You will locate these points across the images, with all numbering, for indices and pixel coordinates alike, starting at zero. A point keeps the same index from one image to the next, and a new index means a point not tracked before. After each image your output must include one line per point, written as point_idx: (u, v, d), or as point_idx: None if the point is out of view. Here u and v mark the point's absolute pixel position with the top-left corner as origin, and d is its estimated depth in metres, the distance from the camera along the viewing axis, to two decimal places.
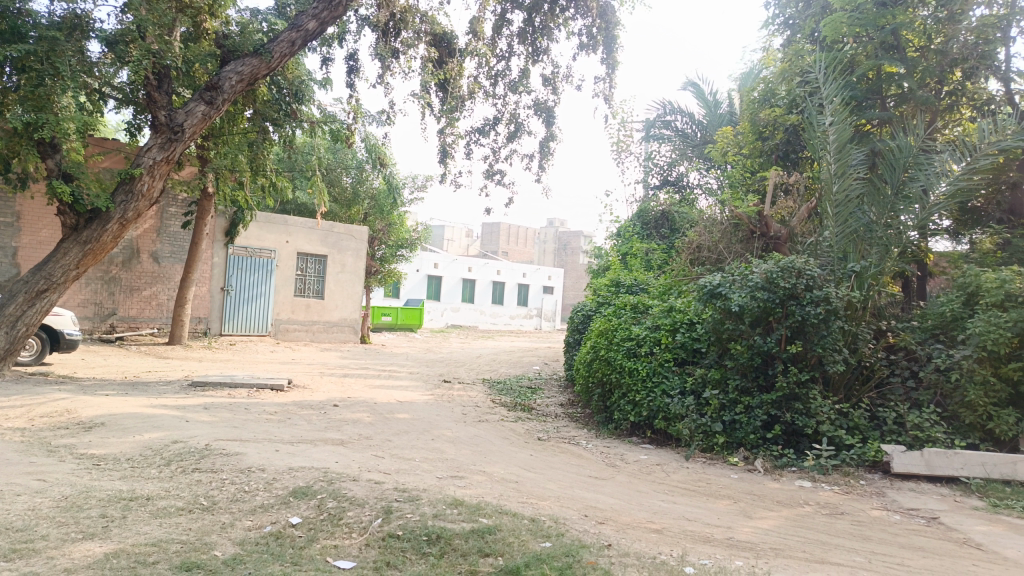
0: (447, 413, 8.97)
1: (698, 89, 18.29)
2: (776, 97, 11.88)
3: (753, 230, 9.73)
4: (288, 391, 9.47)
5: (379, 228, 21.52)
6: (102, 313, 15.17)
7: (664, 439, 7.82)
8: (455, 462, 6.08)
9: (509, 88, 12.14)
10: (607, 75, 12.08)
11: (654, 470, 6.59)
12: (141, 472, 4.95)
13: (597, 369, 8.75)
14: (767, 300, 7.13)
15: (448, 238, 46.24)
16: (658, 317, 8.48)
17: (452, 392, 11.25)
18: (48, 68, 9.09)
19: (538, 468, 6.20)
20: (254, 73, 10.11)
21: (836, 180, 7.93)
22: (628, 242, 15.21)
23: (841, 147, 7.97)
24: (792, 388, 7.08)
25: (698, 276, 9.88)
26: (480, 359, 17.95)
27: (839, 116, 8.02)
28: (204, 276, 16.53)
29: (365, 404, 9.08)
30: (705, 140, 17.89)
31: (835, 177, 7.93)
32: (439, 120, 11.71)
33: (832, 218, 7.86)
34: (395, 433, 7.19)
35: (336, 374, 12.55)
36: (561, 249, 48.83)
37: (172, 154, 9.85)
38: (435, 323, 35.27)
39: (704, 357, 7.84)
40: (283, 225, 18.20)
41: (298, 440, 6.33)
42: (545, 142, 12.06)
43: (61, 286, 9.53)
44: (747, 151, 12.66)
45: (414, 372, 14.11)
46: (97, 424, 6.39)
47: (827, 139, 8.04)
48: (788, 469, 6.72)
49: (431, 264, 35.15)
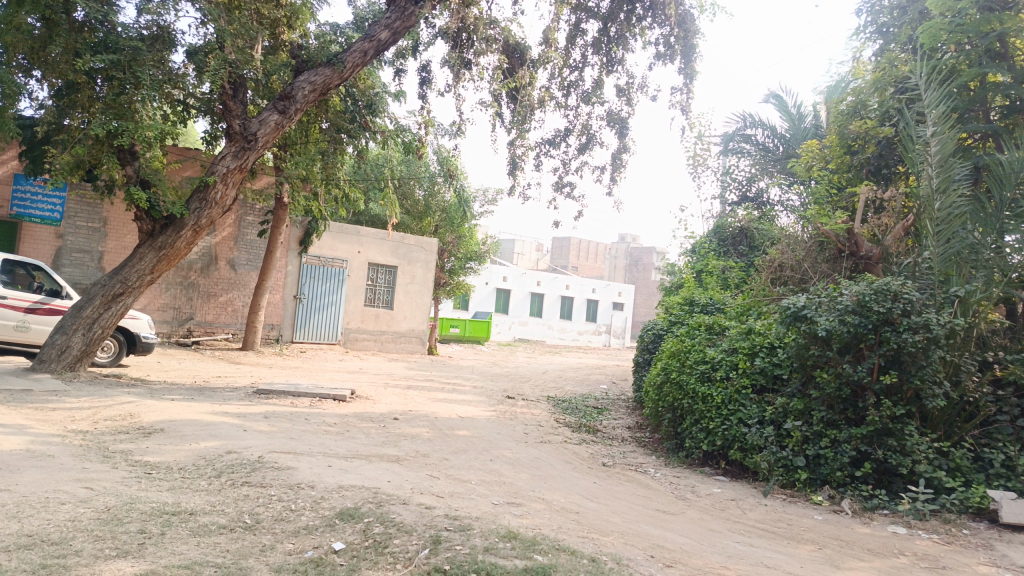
0: (509, 431, 8.66)
1: (782, 102, 17.51)
2: (867, 109, 11.13)
3: (842, 249, 8.96)
4: (350, 402, 9.36)
5: (449, 241, 21.51)
6: (179, 317, 15.57)
7: (740, 472, 7.29)
8: (513, 486, 5.76)
9: (581, 99, 11.84)
10: (684, 86, 11.63)
11: (727, 506, 6.09)
12: (190, 484, 4.82)
13: (668, 393, 8.29)
14: (858, 325, 6.56)
15: (518, 252, 46.19)
16: (735, 340, 7.97)
17: (515, 409, 10.94)
18: (129, 77, 9.42)
19: (602, 498, 5.80)
20: (326, 83, 10.15)
21: (938, 196, 7.23)
22: (704, 259, 14.60)
23: (944, 160, 7.27)
24: (885, 423, 6.44)
25: (780, 297, 9.30)
26: (546, 375, 17.59)
27: (942, 126, 7.32)
28: (277, 283, 16.80)
29: (426, 418, 8.87)
30: (787, 155, 17.11)
31: (937, 193, 7.23)
32: (509, 131, 11.52)
33: (933, 237, 7.14)
34: (453, 452, 6.92)
35: (401, 386, 12.43)
36: (632, 265, 48.07)
37: (246, 163, 9.95)
38: (503, 336, 35.13)
39: (786, 384, 7.29)
40: (355, 235, 18.36)
41: (353, 455, 6.14)
42: (618, 155, 11.67)
43: (136, 290, 9.73)
44: (834, 166, 11.92)
45: (478, 386, 13.87)
46: (157, 430, 6.36)
47: (928, 150, 7.37)
48: (879, 512, 6.09)
49: (501, 277, 35.03)
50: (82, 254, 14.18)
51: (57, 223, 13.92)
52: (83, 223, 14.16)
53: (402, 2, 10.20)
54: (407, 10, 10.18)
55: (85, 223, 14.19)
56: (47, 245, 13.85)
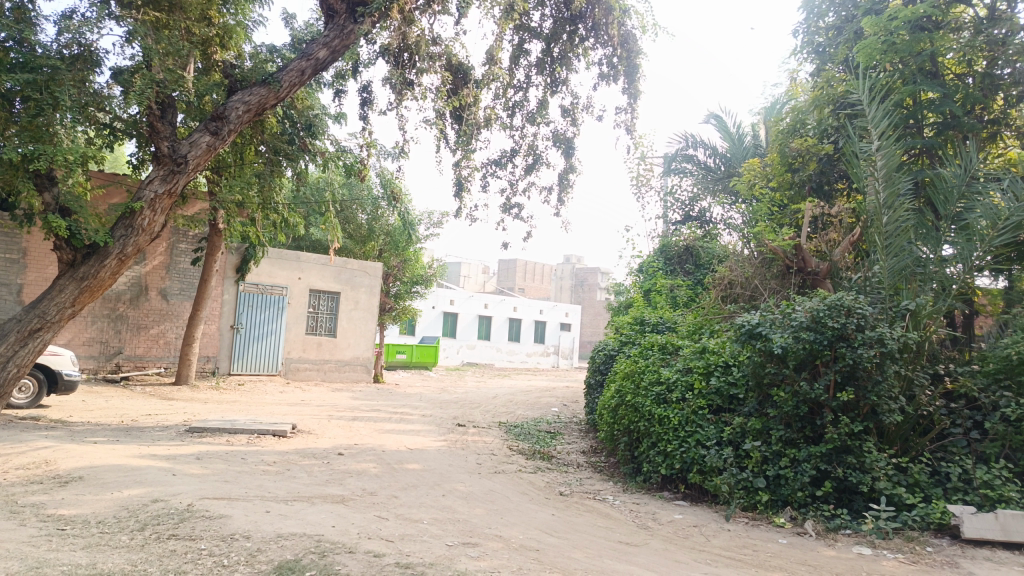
0: (460, 462, 8.30)
1: (722, 122, 17.82)
2: (807, 127, 11.28)
3: (790, 265, 8.94)
4: (291, 437, 8.85)
5: (394, 265, 21.06)
6: (107, 351, 14.69)
7: (699, 495, 7.11)
8: (468, 524, 5.42)
9: (526, 120, 11.71)
10: (628, 105, 11.62)
11: (691, 534, 5.88)
12: (108, 540, 4.32)
13: (623, 416, 8.11)
14: (813, 342, 6.48)
15: (465, 275, 45.89)
16: (689, 359, 7.85)
17: (466, 437, 10.57)
18: (46, 97, 8.77)
19: (562, 532, 5.51)
20: (262, 103, 9.73)
21: (885, 211, 7.23)
22: (651, 278, 14.57)
23: (890, 175, 7.27)
24: (844, 440, 6.36)
25: (731, 315, 9.26)
26: (496, 399, 17.24)
27: (887, 140, 7.34)
28: (214, 313, 16.07)
29: (372, 451, 8.43)
30: (728, 173, 17.36)
31: (884, 208, 7.23)
32: (454, 152, 11.28)
33: (883, 251, 7.13)
34: (402, 488, 6.53)
35: (346, 417, 11.93)
36: (578, 286, 48.33)
37: (175, 187, 9.40)
38: (450, 361, 34.63)
39: (742, 404, 7.18)
40: (295, 261, 17.77)
41: (294, 497, 5.71)
42: (564, 174, 11.56)
43: (56, 325, 9.04)
44: (776, 183, 12.05)
45: (427, 414, 13.43)
46: (75, 478, 5.80)
47: (874, 164, 7.38)
48: (842, 532, 5.97)
49: (447, 300, 34.61)
50: None
51: None
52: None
53: (340, 19, 9.94)
54: (346, 28, 9.92)
55: (2, 254, 13.29)
56: None
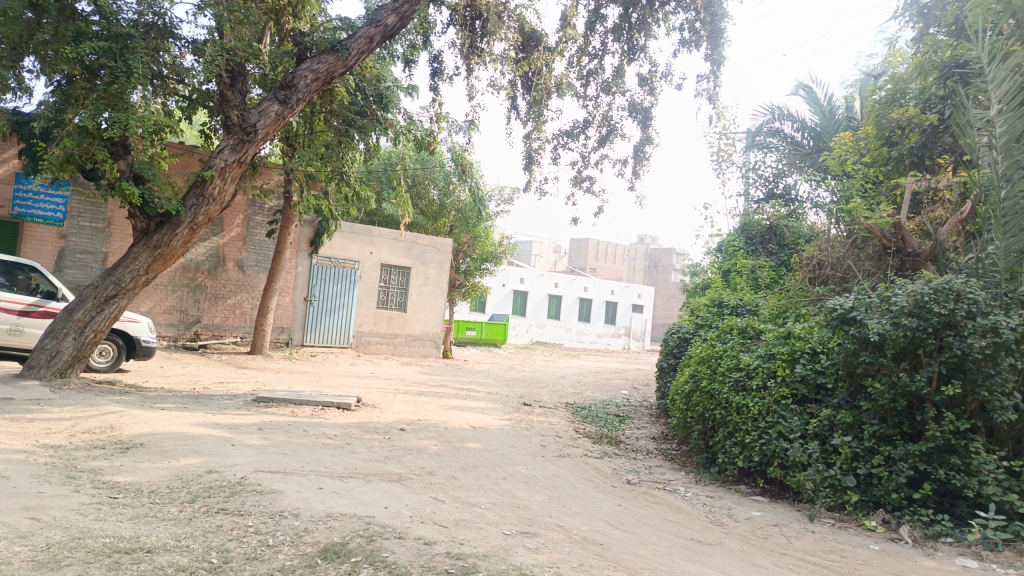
0: (524, 443, 8.00)
1: (811, 93, 16.77)
2: (908, 95, 10.34)
3: (887, 245, 8.28)
4: (354, 411, 8.75)
5: (464, 241, 20.87)
6: (186, 320, 15.08)
7: (779, 491, 6.61)
8: (529, 511, 5.10)
9: (601, 89, 11.19)
10: (711, 73, 10.92)
11: (770, 534, 5.41)
12: (157, 512, 4.21)
13: (698, 403, 7.68)
14: (915, 329, 5.85)
15: (536, 254, 45.58)
16: (772, 345, 7.30)
17: (531, 417, 10.27)
18: (120, 65, 8.88)
19: (628, 525, 5.13)
20: (330, 71, 9.56)
21: (1004, 183, 6.41)
22: (731, 259, 13.85)
23: (1010, 143, 6.44)
24: (948, 439, 5.71)
25: (819, 298, 8.61)
26: (564, 379, 16.90)
27: (1009, 104, 6.48)
28: (287, 285, 16.31)
29: (434, 429, 8.23)
30: (817, 149, 16.32)
31: (1003, 180, 6.41)
32: (524, 124, 10.91)
33: (999, 229, 6.31)
34: (462, 469, 6.27)
35: (412, 392, 11.80)
36: (650, 267, 47.35)
37: (246, 156, 9.36)
38: (520, 339, 34.48)
39: (830, 395, 6.61)
40: (367, 236, 17.79)
41: (351, 474, 5.52)
42: (640, 146, 11.00)
43: (130, 292, 9.19)
44: (870, 158, 11.13)
45: (493, 392, 13.21)
46: (136, 445, 5.78)
47: (993, 129, 6.56)
48: (942, 541, 5.36)
49: (517, 279, 34.37)
50: (86, 255, 13.72)
51: (58, 222, 13.44)
52: (86, 223, 13.71)
53: None
54: None
55: (89, 223, 13.74)
56: (49, 246, 13.40)
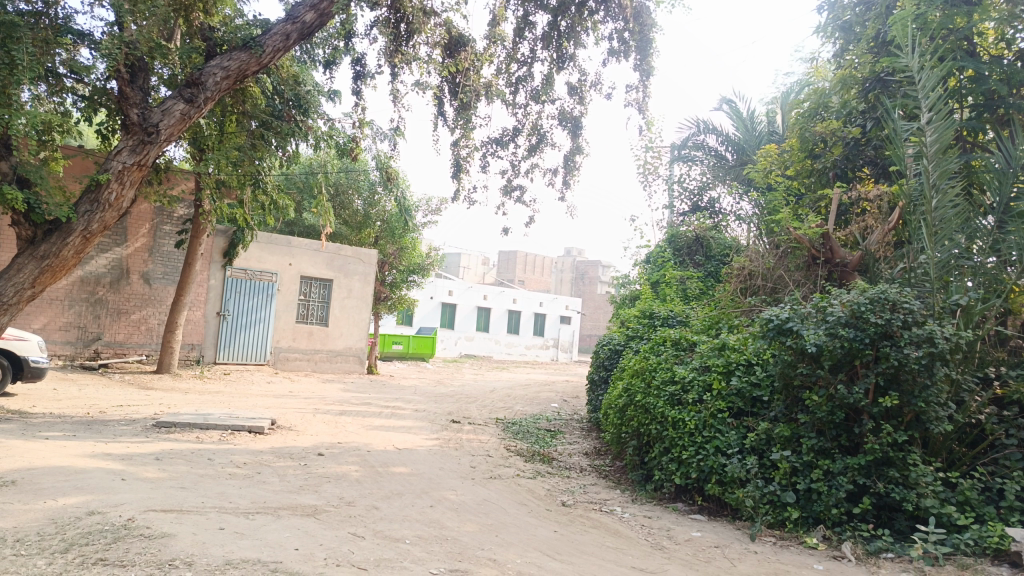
0: (452, 465, 7.54)
1: (734, 107, 17.04)
2: (830, 108, 10.51)
3: (816, 255, 8.27)
4: (268, 435, 8.10)
5: (390, 253, 20.22)
6: (85, 337, 13.92)
7: (717, 509, 6.40)
8: (458, 544, 4.67)
9: (530, 97, 10.93)
10: (640, 83, 10.83)
11: (713, 557, 5.15)
12: (21, 566, 3.56)
13: (633, 417, 7.43)
14: (852, 339, 5.75)
15: (464, 266, 45.18)
16: (707, 356, 7.12)
17: (460, 435, 9.80)
18: (2, 56, 8.01)
19: (566, 555, 4.77)
20: (242, 69, 8.96)
21: (934, 192, 6.42)
22: (661, 270, 13.79)
23: (942, 154, 6.41)
24: (886, 451, 5.61)
25: (750, 308, 8.54)
26: (493, 393, 16.51)
27: (940, 113, 6.44)
28: (199, 299, 15.34)
29: (356, 452, 7.68)
30: (740, 162, 16.58)
31: (933, 190, 6.40)
32: (452, 131, 10.54)
33: (931, 239, 6.29)
34: (384, 497, 5.77)
35: (333, 411, 11.15)
36: (577, 279, 47.64)
37: (146, 159, 8.53)
38: (448, 352, 33.89)
39: (767, 408, 6.45)
40: (286, 246, 16.95)
41: (259, 509, 4.96)
42: (571, 155, 10.78)
43: (13, 307, 8.10)
44: (794, 170, 11.23)
45: (420, 408, 12.67)
46: (6, 482, 5.03)
47: (923, 138, 6.52)
48: (884, 557, 5.23)
49: (445, 291, 33.82)
50: None
51: None
52: None
53: None
54: None
55: None
56: None
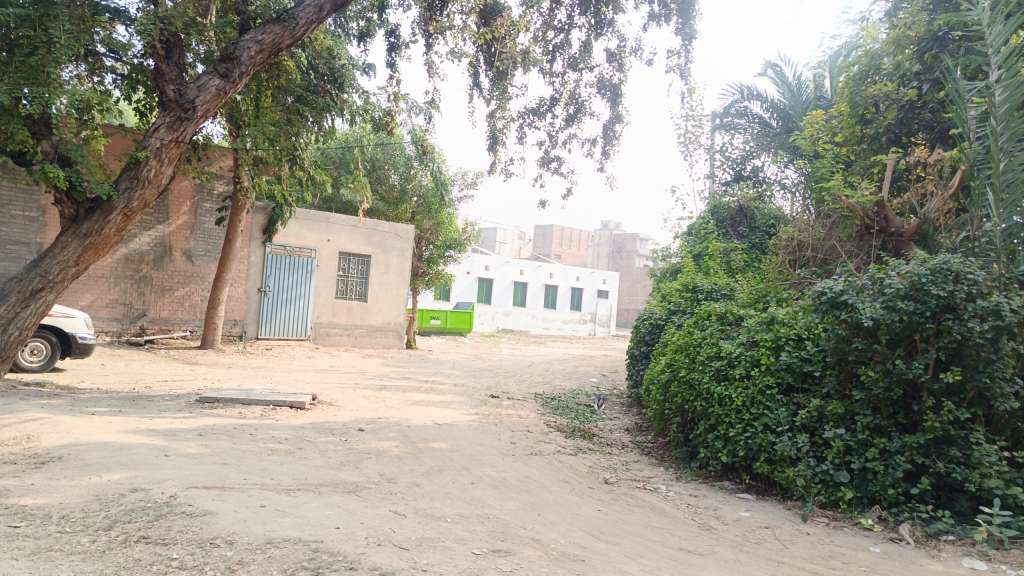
0: (492, 441, 7.46)
1: (779, 72, 16.45)
2: (883, 71, 10.01)
3: (869, 225, 7.91)
4: (309, 410, 8.12)
5: (426, 228, 20.16)
6: (131, 314, 14.18)
7: (766, 487, 6.21)
8: (500, 523, 4.57)
9: (568, 65, 10.63)
10: (682, 47, 10.46)
11: (763, 538, 4.98)
12: (65, 543, 3.56)
13: (677, 393, 7.25)
14: (911, 313, 5.47)
15: (500, 241, 45.06)
16: (755, 331, 6.88)
17: (499, 410, 9.73)
18: (40, 35, 8.08)
19: (611, 536, 4.65)
20: (276, 42, 8.84)
21: (1001, 155, 6.00)
22: (703, 242, 13.45)
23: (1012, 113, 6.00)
24: (947, 430, 5.35)
25: (800, 281, 8.23)
26: (532, 368, 16.42)
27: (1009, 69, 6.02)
28: (240, 276, 15.51)
29: (396, 427, 7.65)
30: (786, 129, 16.04)
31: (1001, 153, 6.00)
32: (487, 102, 10.33)
33: (998, 205, 5.92)
34: (425, 474, 5.71)
35: (373, 386, 11.16)
36: (615, 252, 47.15)
37: (184, 135, 8.54)
38: (485, 327, 33.89)
39: (818, 384, 6.21)
40: (324, 222, 16.98)
41: (300, 486, 4.93)
42: (610, 125, 10.49)
43: (59, 285, 8.33)
44: (844, 136, 10.77)
45: (459, 383, 12.64)
46: (53, 459, 5.09)
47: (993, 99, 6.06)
48: (944, 540, 5.00)
49: (482, 266, 33.75)
50: (18, 246, 12.74)
51: None
52: (18, 212, 12.72)
53: None
54: None
55: (21, 212, 12.75)
56: None
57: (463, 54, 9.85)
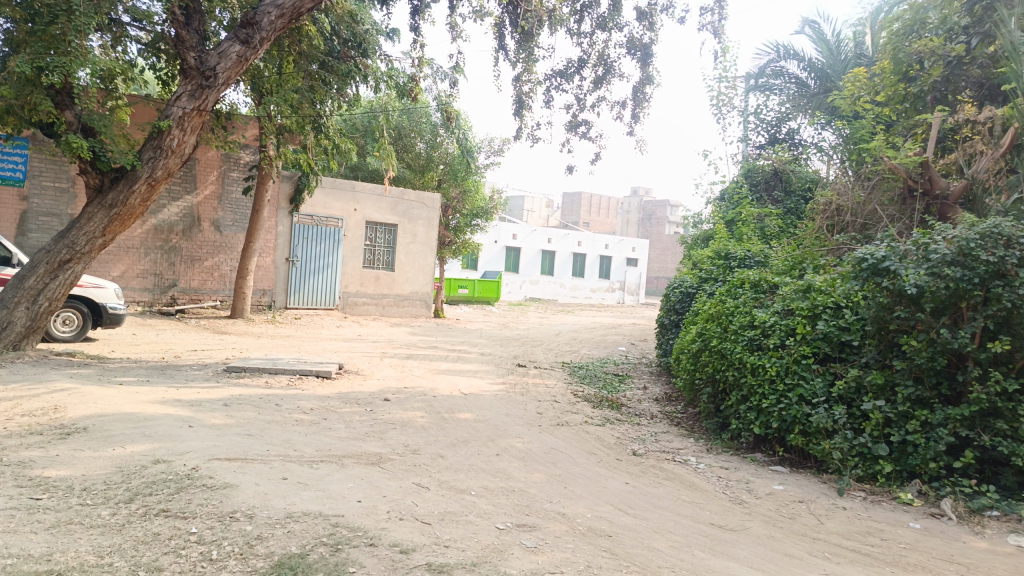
0: (519, 411, 7.35)
1: (817, 29, 15.82)
2: (928, 26, 9.51)
3: (912, 188, 7.58)
4: (336, 380, 8.09)
5: (453, 196, 19.97)
6: (162, 284, 14.30)
7: (800, 460, 6.03)
8: (525, 497, 4.47)
9: (596, 25, 10.28)
10: (715, 5, 10.03)
11: (798, 514, 4.81)
12: (85, 516, 3.54)
13: (708, 363, 7.05)
14: (959, 279, 5.19)
15: (528, 210, 44.75)
16: (790, 300, 6.63)
17: (526, 380, 9.63)
18: (60, 3, 7.95)
19: (639, 510, 4.52)
20: (297, 7, 8.57)
21: None
22: (735, 208, 13.09)
23: None
24: (994, 402, 5.09)
25: (837, 248, 7.93)
26: (560, 337, 16.29)
27: None
28: (268, 245, 15.55)
29: (422, 397, 7.58)
30: (824, 89, 15.47)
31: None
32: (513, 65, 10.05)
33: None
34: (450, 445, 5.62)
35: (400, 356, 11.13)
36: (644, 220, 46.55)
37: (206, 104, 8.47)
38: (513, 295, 33.82)
39: (857, 353, 5.97)
40: (350, 191, 16.88)
41: (323, 457, 4.88)
42: (640, 86, 10.15)
43: (87, 256, 8.40)
44: (886, 95, 10.29)
45: (486, 353, 12.56)
46: (79, 430, 5.10)
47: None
48: (988, 516, 4.79)
49: (510, 235, 33.54)
50: (50, 218, 12.86)
51: (18, 183, 12.53)
52: (49, 183, 12.81)
53: None
54: None
55: (52, 183, 12.84)
56: (10, 209, 12.52)
57: (487, 14, 9.56)
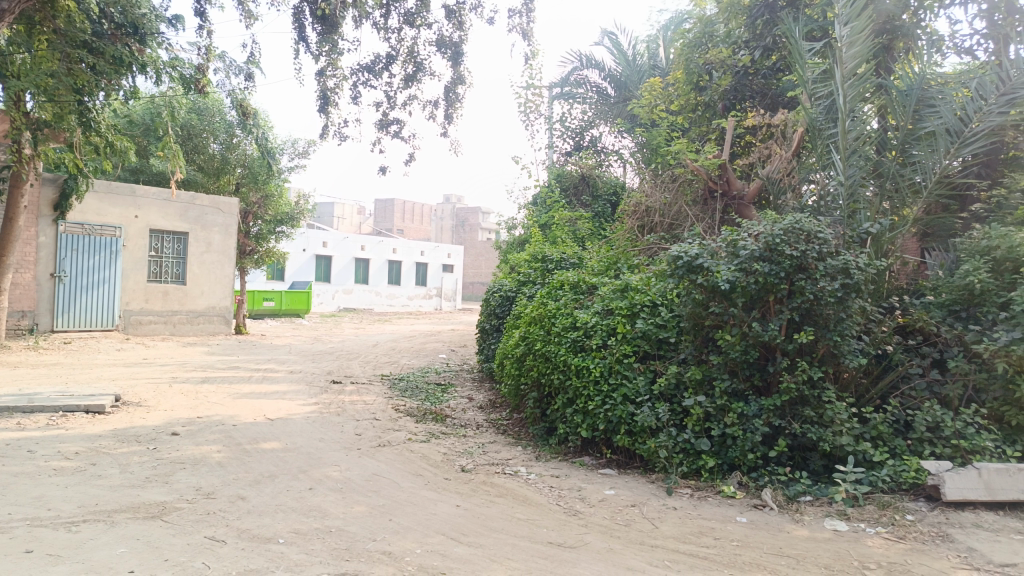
0: (334, 434, 6.66)
1: (615, 41, 16.54)
2: (717, 38, 10.11)
3: (712, 188, 8.05)
4: (110, 415, 6.87)
5: (253, 201, 18.48)
6: None
7: (626, 460, 5.97)
8: (344, 537, 3.89)
9: (404, 20, 9.81)
10: (523, 7, 9.98)
11: (633, 519, 4.67)
12: None
13: (532, 368, 6.84)
14: (767, 274, 5.35)
15: (338, 216, 43.19)
16: (608, 299, 6.59)
17: (341, 397, 8.91)
18: None
19: (472, 536, 4.11)
20: None
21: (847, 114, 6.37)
22: (548, 211, 13.24)
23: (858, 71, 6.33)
24: (801, 390, 5.32)
25: (648, 248, 8.13)
26: (376, 347, 15.58)
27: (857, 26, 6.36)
28: (26, 259, 13.30)
29: (219, 427, 6.64)
30: (623, 98, 16.22)
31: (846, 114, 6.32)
32: (316, 59, 9.34)
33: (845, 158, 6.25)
34: (253, 483, 4.87)
35: (194, 379, 9.88)
36: (457, 226, 46.73)
37: None
38: (325, 306, 32.37)
39: (674, 350, 6.03)
40: (129, 196, 14.95)
41: (87, 516, 3.94)
42: (452, 86, 9.83)
43: None
44: (680, 103, 10.80)
45: (296, 369, 11.59)
46: None
47: (839, 55, 6.40)
48: (803, 501, 4.96)
49: (320, 243, 32.03)
50: None
51: None
52: None
53: None
54: None
55: None
56: None
57: None
